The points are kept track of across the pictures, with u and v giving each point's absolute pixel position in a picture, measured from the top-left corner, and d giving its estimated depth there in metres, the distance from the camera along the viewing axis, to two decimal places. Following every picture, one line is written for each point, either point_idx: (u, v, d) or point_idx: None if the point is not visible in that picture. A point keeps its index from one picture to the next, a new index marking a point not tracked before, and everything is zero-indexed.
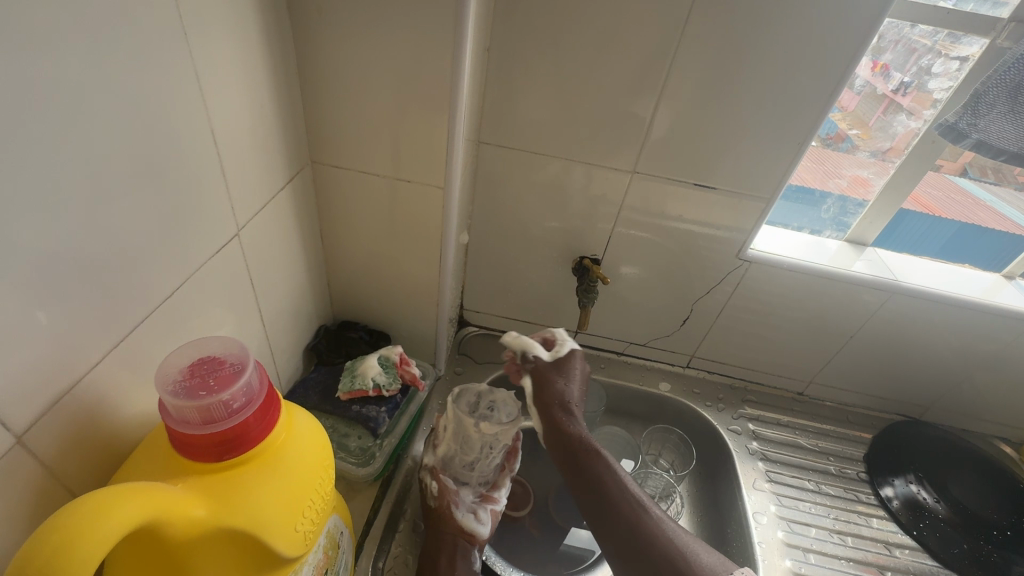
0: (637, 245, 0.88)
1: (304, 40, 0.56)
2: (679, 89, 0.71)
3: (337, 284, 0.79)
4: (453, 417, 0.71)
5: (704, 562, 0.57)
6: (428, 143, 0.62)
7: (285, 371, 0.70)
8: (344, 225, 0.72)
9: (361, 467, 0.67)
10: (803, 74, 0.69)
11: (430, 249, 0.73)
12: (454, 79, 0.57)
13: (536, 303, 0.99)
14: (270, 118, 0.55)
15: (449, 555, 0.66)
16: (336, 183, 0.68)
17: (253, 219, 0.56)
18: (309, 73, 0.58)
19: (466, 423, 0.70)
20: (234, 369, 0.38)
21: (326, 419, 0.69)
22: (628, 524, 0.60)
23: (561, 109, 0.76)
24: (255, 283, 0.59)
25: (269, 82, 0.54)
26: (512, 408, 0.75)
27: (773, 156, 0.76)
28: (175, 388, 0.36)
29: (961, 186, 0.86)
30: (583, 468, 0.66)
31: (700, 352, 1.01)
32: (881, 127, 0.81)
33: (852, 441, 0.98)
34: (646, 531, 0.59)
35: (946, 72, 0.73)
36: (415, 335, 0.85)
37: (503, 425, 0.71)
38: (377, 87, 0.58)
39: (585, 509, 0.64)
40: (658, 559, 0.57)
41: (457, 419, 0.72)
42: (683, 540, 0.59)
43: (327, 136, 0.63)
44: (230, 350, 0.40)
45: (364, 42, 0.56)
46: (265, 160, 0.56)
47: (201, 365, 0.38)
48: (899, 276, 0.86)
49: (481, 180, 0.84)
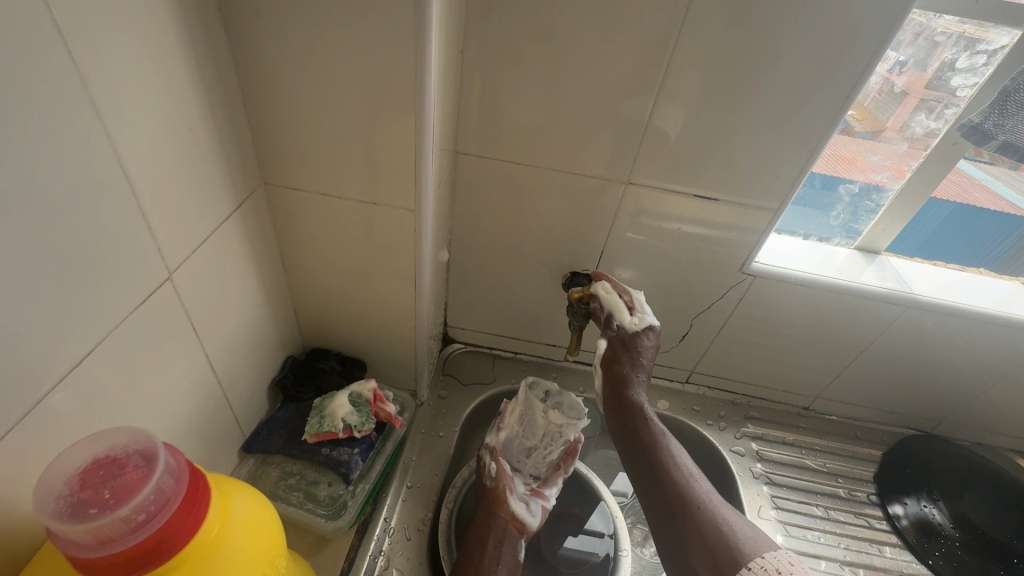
0: (632, 259, 0.82)
1: (243, 48, 0.49)
2: (677, 93, 0.65)
3: (304, 311, 0.72)
4: (525, 400, 0.81)
5: (746, 534, 0.56)
6: (395, 162, 0.55)
7: (246, 413, 0.64)
8: (308, 250, 0.65)
9: (331, 519, 0.61)
10: (812, 77, 0.62)
11: (405, 275, 0.66)
12: (422, 95, 0.50)
13: (525, 319, 0.92)
14: (206, 141, 0.48)
15: (498, 538, 0.68)
16: (295, 205, 0.60)
17: (191, 258, 0.49)
18: (256, 86, 0.51)
19: (536, 406, 0.81)
20: (139, 471, 0.32)
21: (294, 465, 0.64)
22: (673, 491, 0.61)
23: (545, 115, 0.68)
24: (199, 327, 0.52)
25: (203, 100, 0.47)
26: (575, 412, 0.82)
27: (778, 165, 0.69)
28: (62, 508, 0.30)
29: (961, 169, 0.75)
30: (637, 437, 0.67)
31: (700, 367, 0.95)
32: (884, 105, 0.72)
33: (860, 460, 0.93)
34: (689, 501, 0.60)
35: (972, 66, 0.67)
36: (393, 362, 0.78)
37: (569, 419, 0.80)
38: (331, 99, 0.51)
39: (633, 471, 0.66)
40: (696, 525, 0.57)
41: (527, 403, 0.82)
42: (728, 515, 0.58)
43: (282, 156, 0.56)
44: (136, 444, 0.34)
45: (312, 50, 0.48)
46: (203, 191, 0.49)
47: (96, 470, 0.32)
48: (914, 289, 0.80)
49: (461, 192, 0.77)
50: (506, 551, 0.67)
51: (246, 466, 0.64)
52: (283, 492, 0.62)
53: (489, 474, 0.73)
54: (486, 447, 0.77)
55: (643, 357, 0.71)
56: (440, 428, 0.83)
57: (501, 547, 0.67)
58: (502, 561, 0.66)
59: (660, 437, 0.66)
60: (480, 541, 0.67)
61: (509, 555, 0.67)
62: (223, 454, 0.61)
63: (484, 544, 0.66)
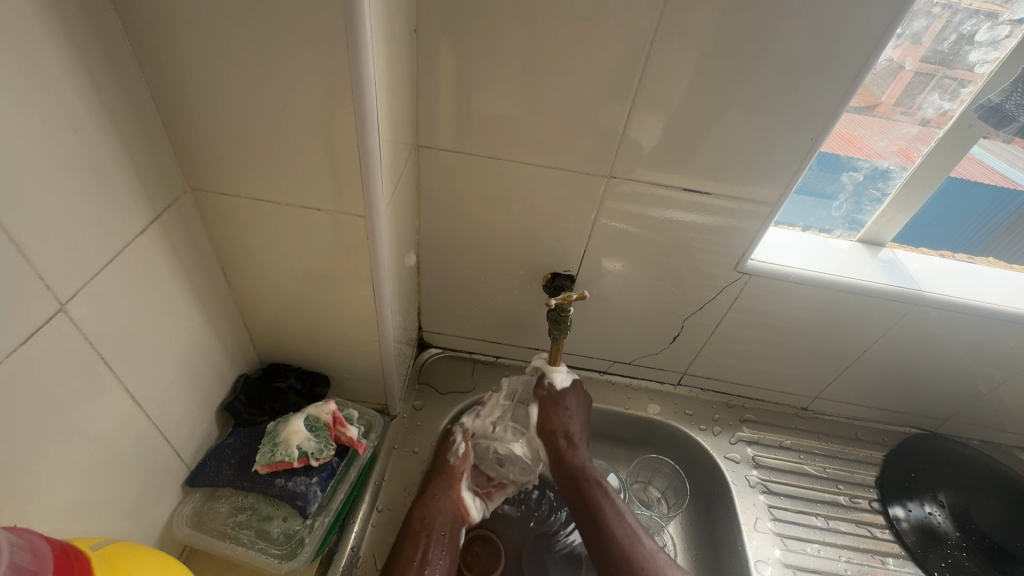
0: (617, 260, 0.75)
1: (143, 32, 0.42)
2: (661, 79, 0.58)
3: (255, 326, 0.66)
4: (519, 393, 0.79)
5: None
6: (338, 162, 0.48)
7: (188, 444, 0.58)
8: (251, 262, 0.58)
9: (284, 560, 0.57)
10: (811, 59, 0.55)
11: (362, 286, 0.60)
12: (361, 88, 0.43)
13: (504, 323, 0.86)
14: (101, 146, 0.41)
15: (444, 523, 0.67)
16: (232, 212, 0.53)
17: (93, 283, 0.42)
18: (169, 81, 0.44)
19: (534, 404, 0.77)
20: None
21: (247, 498, 0.59)
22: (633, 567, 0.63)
23: (514, 103, 0.61)
24: (112, 359, 0.46)
25: (95, 99, 0.40)
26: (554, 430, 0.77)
27: (773, 155, 0.63)
28: None
29: (973, 152, 0.68)
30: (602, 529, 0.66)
31: (692, 369, 0.90)
32: (880, 78, 0.64)
33: (861, 462, 0.89)
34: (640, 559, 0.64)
35: (992, 39, 0.60)
36: (358, 376, 0.72)
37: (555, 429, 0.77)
38: (257, 91, 0.44)
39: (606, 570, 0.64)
40: None
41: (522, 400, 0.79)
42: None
43: (209, 159, 0.49)
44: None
45: (227, 33, 0.41)
46: (100, 205, 0.42)
47: None
48: (923, 285, 0.74)
49: (427, 189, 0.70)
50: (443, 536, 0.66)
51: (191, 501, 0.58)
52: (233, 530, 0.57)
53: (454, 453, 0.73)
54: (460, 425, 0.77)
55: (576, 423, 0.75)
56: (413, 443, 0.77)
57: (445, 534, 0.66)
58: (445, 550, 0.65)
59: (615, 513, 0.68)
60: (425, 523, 0.66)
61: (451, 544, 0.66)
62: (161, 491, 0.55)
63: (430, 530, 0.65)
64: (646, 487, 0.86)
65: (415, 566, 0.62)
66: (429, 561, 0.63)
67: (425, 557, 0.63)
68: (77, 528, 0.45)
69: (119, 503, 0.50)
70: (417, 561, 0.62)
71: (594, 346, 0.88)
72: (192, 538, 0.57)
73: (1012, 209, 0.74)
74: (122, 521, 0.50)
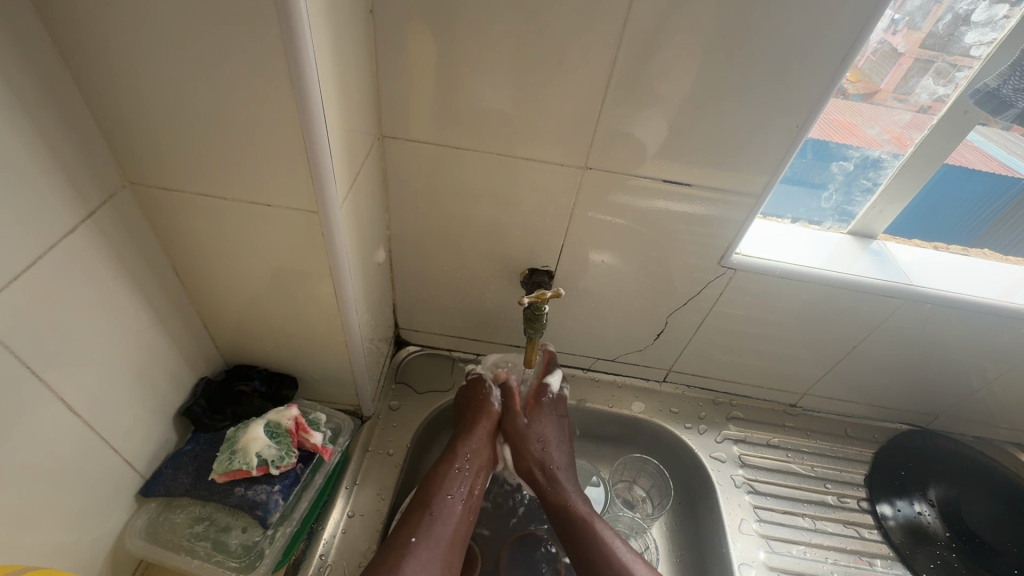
0: (598, 255, 0.72)
1: (62, 15, 0.38)
2: (634, 62, 0.54)
3: (214, 328, 0.63)
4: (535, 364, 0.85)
5: None
6: (286, 155, 0.45)
7: (141, 452, 0.56)
8: (202, 261, 0.55)
9: (242, 571, 0.56)
10: (794, 39, 0.51)
11: (322, 286, 0.57)
12: (303, 74, 0.40)
13: (482, 320, 0.83)
14: (13, 142, 0.38)
15: (476, 466, 0.71)
16: (175, 207, 0.50)
17: (12, 288, 0.39)
18: (96, 68, 0.41)
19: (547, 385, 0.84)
20: None
21: (205, 508, 0.58)
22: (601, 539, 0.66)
23: (482, 90, 0.58)
24: (42, 368, 0.43)
25: (6, 87, 0.37)
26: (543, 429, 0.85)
27: (757, 142, 0.59)
28: None
29: (970, 139, 0.65)
30: (591, 556, 0.64)
31: (677, 365, 0.87)
32: (874, 62, 0.61)
33: (850, 461, 0.86)
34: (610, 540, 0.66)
35: (989, 20, 0.56)
36: (327, 378, 0.70)
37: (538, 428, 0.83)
38: (192, 77, 0.41)
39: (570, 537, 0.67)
40: None
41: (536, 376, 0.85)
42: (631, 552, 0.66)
43: (145, 150, 0.46)
44: None
45: (152, 14, 0.38)
46: (16, 202, 0.39)
47: None
48: (915, 279, 0.71)
49: (396, 182, 0.67)
50: (475, 476, 0.70)
51: (145, 512, 0.57)
52: (190, 543, 0.56)
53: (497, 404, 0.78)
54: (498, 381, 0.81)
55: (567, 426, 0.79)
56: (388, 445, 0.74)
57: (477, 474, 0.71)
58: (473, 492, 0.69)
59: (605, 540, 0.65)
60: (465, 462, 0.71)
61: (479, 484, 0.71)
62: (109, 502, 0.53)
63: (464, 471, 0.69)
64: (631, 486, 0.84)
65: (451, 500, 0.66)
66: (466, 494, 0.68)
67: (460, 492, 0.67)
68: (13, 547, 0.43)
69: (61, 516, 0.47)
70: (455, 493, 0.66)
71: (576, 343, 0.86)
72: (145, 551, 0.55)
73: (1010, 198, 0.71)
74: (65, 535, 0.48)
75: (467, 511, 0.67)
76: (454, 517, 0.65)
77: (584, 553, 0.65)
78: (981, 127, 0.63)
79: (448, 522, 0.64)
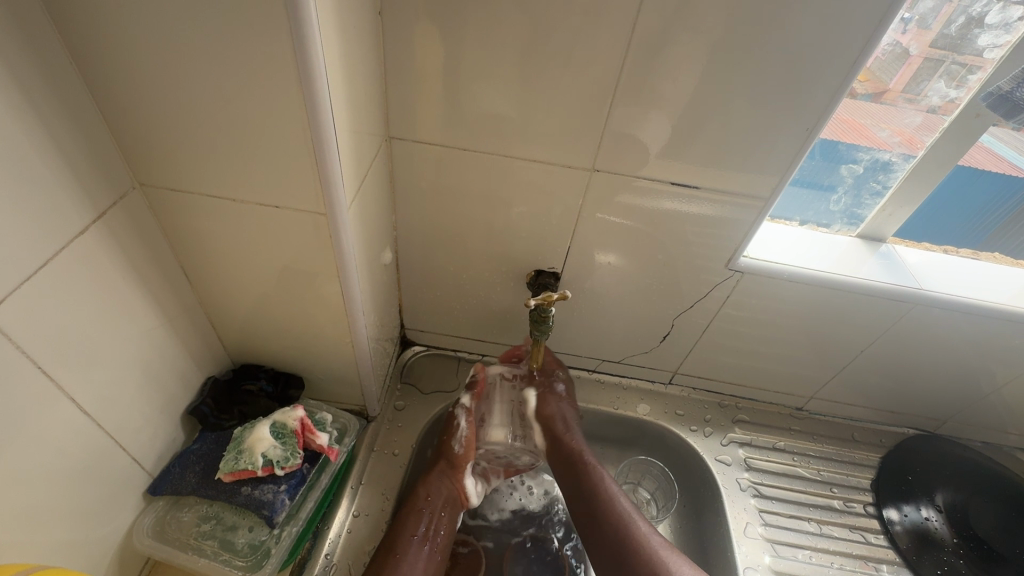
0: (606, 257, 0.72)
1: (74, 20, 0.39)
2: (642, 67, 0.54)
3: (221, 327, 0.63)
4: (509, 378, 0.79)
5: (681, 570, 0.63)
6: (295, 158, 0.46)
7: (149, 450, 0.56)
8: (210, 261, 0.55)
9: (248, 570, 0.56)
10: (802, 42, 0.51)
11: (329, 288, 0.57)
12: (312, 79, 0.41)
13: (488, 321, 0.83)
14: (22, 145, 0.38)
15: (443, 504, 0.69)
16: (184, 209, 0.50)
17: (24, 287, 0.40)
18: (107, 72, 0.41)
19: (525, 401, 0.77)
20: None
21: (212, 507, 0.59)
22: (614, 529, 0.66)
23: (488, 93, 0.58)
24: (52, 369, 0.43)
25: (19, 91, 0.37)
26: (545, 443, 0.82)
27: (764, 146, 0.59)
28: None
29: (981, 142, 0.64)
30: (613, 545, 0.66)
31: (683, 368, 0.87)
32: (885, 63, 0.60)
33: (857, 465, 0.86)
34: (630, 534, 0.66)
35: (1003, 22, 0.56)
36: (333, 378, 0.70)
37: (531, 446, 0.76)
38: (202, 82, 0.41)
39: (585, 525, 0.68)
40: None
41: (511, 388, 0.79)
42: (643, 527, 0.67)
43: (154, 152, 0.46)
44: None
45: (162, 19, 0.38)
46: (28, 205, 0.39)
47: None
48: (924, 283, 0.71)
49: (403, 183, 0.67)
50: (442, 516, 0.69)
51: (153, 511, 0.58)
52: (197, 541, 0.57)
53: (459, 440, 0.73)
54: (462, 408, 0.76)
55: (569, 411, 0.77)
56: (393, 445, 0.74)
57: (444, 512, 0.69)
58: (443, 529, 0.68)
59: (610, 493, 0.69)
60: (429, 502, 0.69)
61: (449, 522, 0.69)
62: (118, 500, 0.53)
63: (427, 511, 0.68)
64: (635, 488, 0.83)
65: (414, 542, 0.64)
66: (430, 534, 0.66)
67: (425, 534, 0.66)
68: (24, 544, 0.44)
69: (70, 514, 0.48)
70: (418, 537, 0.65)
71: (582, 345, 0.86)
72: (153, 549, 0.56)
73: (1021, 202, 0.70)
74: (75, 534, 0.49)
75: (432, 550, 0.66)
76: (420, 558, 0.64)
77: (605, 544, 0.66)
78: (991, 130, 0.63)
79: (412, 567, 0.63)
